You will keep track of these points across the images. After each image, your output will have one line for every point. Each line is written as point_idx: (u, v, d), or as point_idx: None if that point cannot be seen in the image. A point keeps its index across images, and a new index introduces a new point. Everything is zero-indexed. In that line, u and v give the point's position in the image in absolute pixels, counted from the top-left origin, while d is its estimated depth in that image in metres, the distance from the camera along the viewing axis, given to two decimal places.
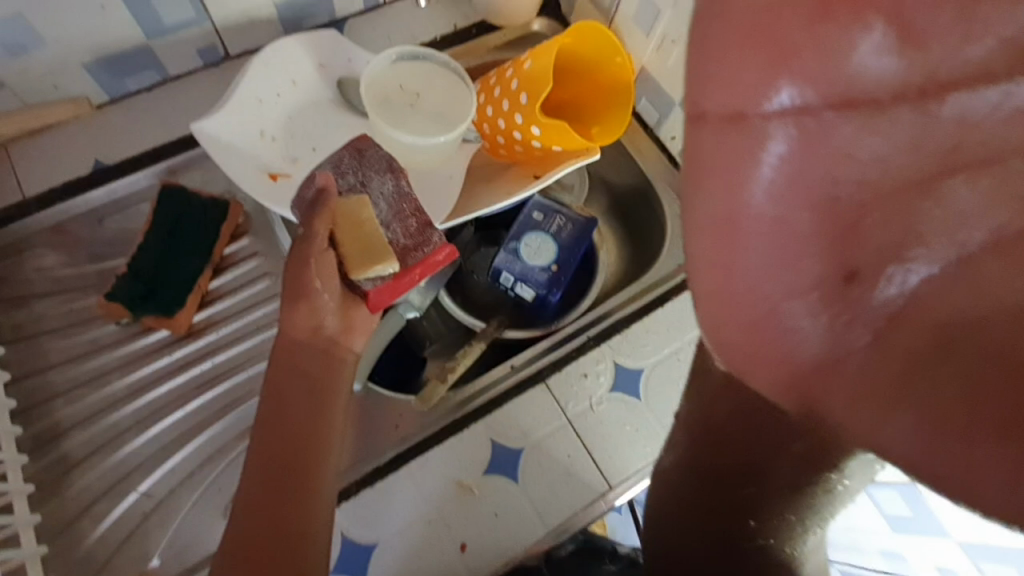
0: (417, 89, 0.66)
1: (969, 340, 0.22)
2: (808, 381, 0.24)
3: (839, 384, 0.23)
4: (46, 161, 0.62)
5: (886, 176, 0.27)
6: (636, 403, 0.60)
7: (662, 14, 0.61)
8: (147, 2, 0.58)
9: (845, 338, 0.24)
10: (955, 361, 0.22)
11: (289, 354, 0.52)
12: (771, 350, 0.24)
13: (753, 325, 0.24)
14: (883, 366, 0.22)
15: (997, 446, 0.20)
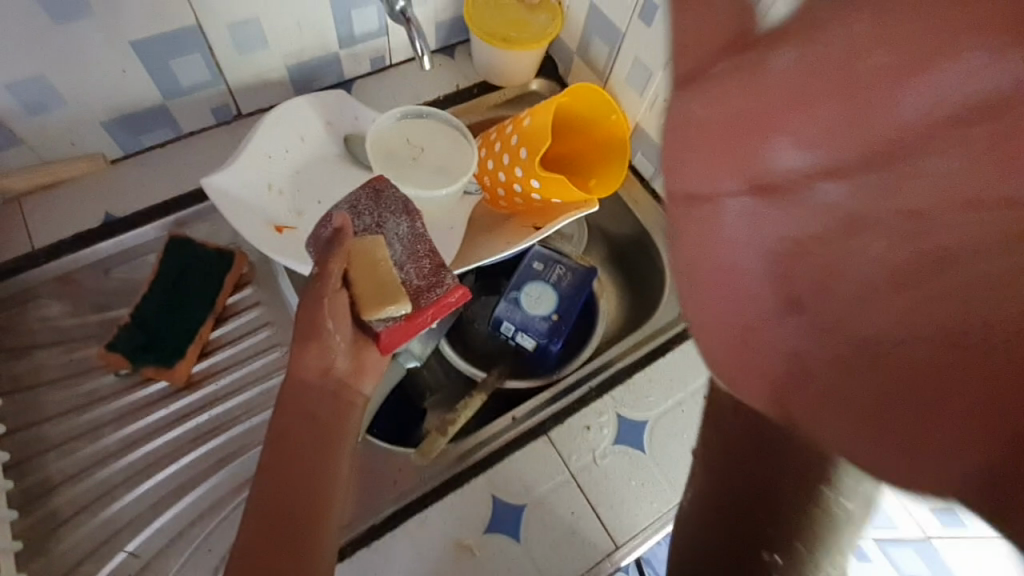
0: (421, 144, 0.69)
1: (963, 329, 0.18)
2: (784, 390, 0.23)
3: (815, 396, 0.22)
4: (58, 214, 0.63)
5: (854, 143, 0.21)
6: (641, 456, 0.59)
7: (654, 77, 0.64)
8: (166, 65, 0.61)
9: (814, 337, 0.22)
10: (933, 361, 0.19)
11: (298, 395, 0.49)
12: (748, 366, 0.25)
13: (735, 343, 0.25)
14: (852, 373, 0.21)
15: (969, 448, 0.18)
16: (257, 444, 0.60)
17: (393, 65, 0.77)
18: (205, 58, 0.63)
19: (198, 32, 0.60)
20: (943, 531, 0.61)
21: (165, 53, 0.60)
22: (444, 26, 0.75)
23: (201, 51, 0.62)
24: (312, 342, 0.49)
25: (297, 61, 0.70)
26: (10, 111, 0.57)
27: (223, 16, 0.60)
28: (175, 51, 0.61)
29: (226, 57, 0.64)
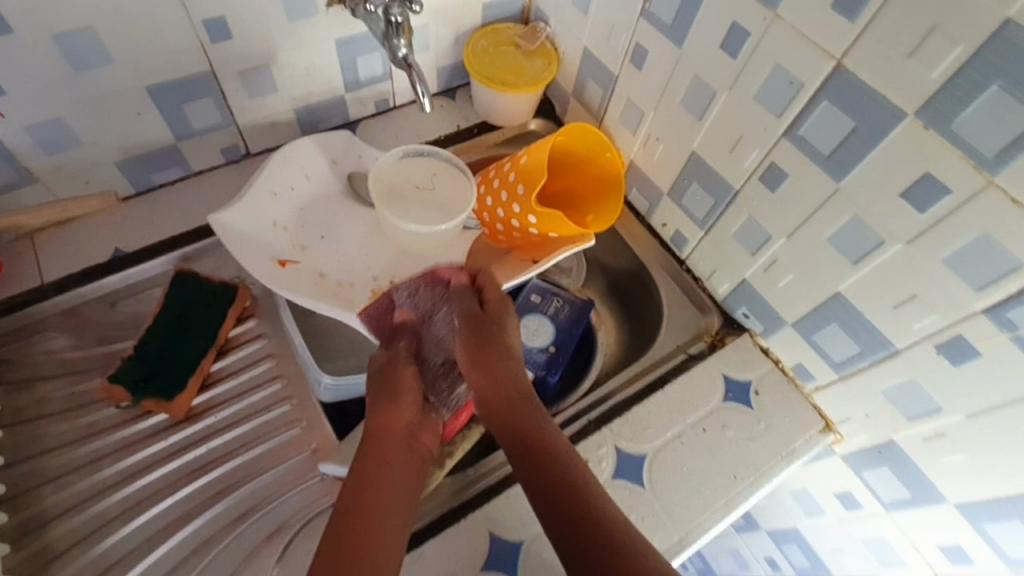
0: (429, 184, 0.71)
1: (507, 412, 0.51)
2: (506, 433, 0.50)
3: (511, 433, 0.50)
4: (68, 250, 0.65)
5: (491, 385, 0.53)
6: (640, 490, 0.57)
7: (646, 116, 0.66)
8: (180, 108, 0.64)
9: (495, 411, 0.52)
10: (496, 413, 0.52)
11: (381, 444, 0.50)
12: (500, 413, 0.51)
13: (492, 396, 0.52)
14: (490, 411, 0.52)
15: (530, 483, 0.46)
16: (255, 477, 0.60)
17: (397, 106, 0.81)
18: (218, 102, 0.66)
19: (211, 77, 0.64)
20: (951, 567, 0.61)
21: (180, 98, 0.63)
22: (446, 71, 0.79)
23: (214, 95, 0.65)
24: (396, 401, 0.54)
25: (305, 104, 0.73)
26: (26, 150, 0.59)
27: (236, 63, 0.64)
28: (190, 95, 0.64)
29: (237, 100, 0.68)
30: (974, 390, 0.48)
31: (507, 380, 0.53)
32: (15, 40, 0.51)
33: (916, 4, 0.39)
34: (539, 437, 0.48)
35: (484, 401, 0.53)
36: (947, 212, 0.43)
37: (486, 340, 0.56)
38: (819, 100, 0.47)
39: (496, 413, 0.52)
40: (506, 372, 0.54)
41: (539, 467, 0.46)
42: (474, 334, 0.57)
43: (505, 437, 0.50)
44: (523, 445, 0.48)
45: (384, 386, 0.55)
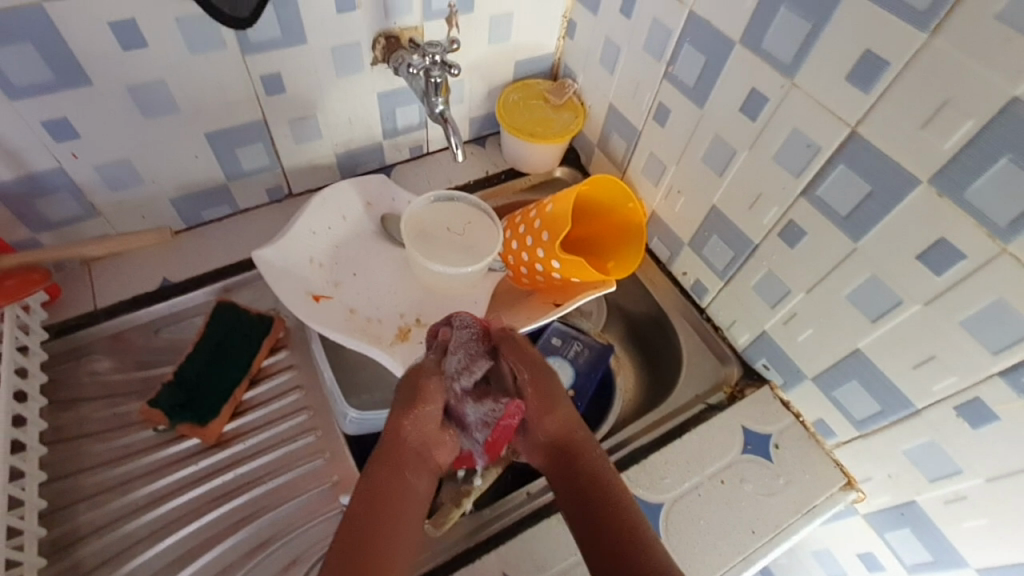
0: (461, 228, 0.74)
1: (550, 417, 0.52)
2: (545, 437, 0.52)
3: (549, 435, 0.52)
4: (120, 278, 0.70)
5: (534, 397, 0.52)
6: (655, 539, 0.57)
7: (668, 170, 0.69)
8: (234, 153, 0.70)
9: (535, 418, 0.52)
10: (542, 412, 0.52)
11: (397, 451, 0.48)
12: (545, 414, 0.52)
13: (543, 397, 0.53)
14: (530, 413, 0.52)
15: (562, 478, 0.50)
16: (278, 505, 0.61)
17: (430, 152, 0.86)
18: (266, 147, 0.72)
19: (263, 125, 0.69)
20: None
21: (234, 143, 0.69)
22: (478, 121, 0.84)
23: (264, 141, 0.71)
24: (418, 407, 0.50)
25: (346, 150, 0.78)
26: (93, 187, 0.65)
27: (286, 113, 0.69)
28: (243, 141, 0.69)
29: (284, 145, 0.73)
30: (996, 455, 0.48)
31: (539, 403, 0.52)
32: (95, 91, 0.57)
33: (926, 80, 0.41)
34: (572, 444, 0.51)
35: (532, 403, 0.52)
36: (962, 276, 0.44)
37: (527, 369, 0.54)
38: (836, 163, 0.49)
39: (532, 417, 0.52)
40: (549, 403, 0.52)
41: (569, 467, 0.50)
42: (520, 365, 0.54)
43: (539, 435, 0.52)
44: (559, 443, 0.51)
45: (406, 394, 0.51)
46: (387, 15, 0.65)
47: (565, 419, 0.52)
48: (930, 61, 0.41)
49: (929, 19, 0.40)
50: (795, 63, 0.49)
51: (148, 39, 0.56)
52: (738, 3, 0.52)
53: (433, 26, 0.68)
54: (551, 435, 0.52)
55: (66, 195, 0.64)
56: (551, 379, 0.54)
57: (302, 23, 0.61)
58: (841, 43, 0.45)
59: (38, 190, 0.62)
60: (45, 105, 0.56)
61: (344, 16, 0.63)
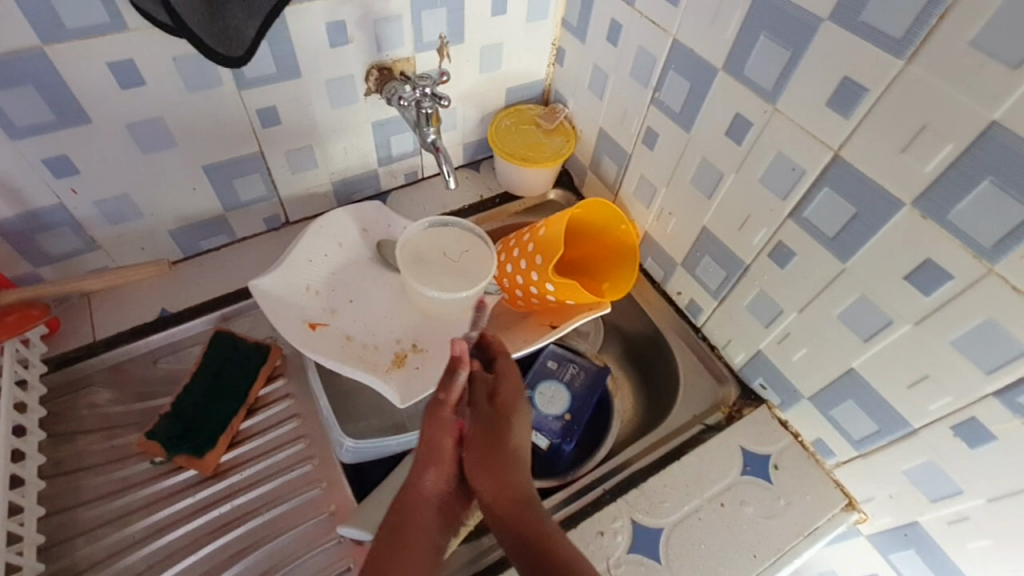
0: (457, 254, 0.74)
1: (508, 477, 0.49)
2: (504, 503, 0.48)
3: (507, 497, 0.48)
4: (120, 309, 0.71)
5: (491, 443, 0.52)
6: (656, 566, 0.56)
7: (658, 192, 0.69)
8: (232, 184, 0.71)
9: (495, 476, 0.50)
10: (497, 473, 0.50)
11: (426, 456, 0.52)
12: (502, 471, 0.50)
13: (495, 453, 0.51)
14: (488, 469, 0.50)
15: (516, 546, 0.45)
16: (275, 537, 0.61)
17: (424, 177, 0.87)
18: (263, 177, 0.73)
19: (259, 156, 0.70)
20: None
21: (232, 175, 0.70)
22: (471, 146, 0.85)
23: (260, 171, 0.72)
24: (432, 420, 0.54)
25: (342, 178, 0.79)
26: (93, 221, 0.66)
27: (282, 144, 0.70)
28: (240, 172, 0.71)
29: (281, 175, 0.74)
30: (994, 474, 0.48)
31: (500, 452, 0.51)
32: (94, 128, 0.58)
33: (905, 105, 0.42)
34: (529, 511, 0.47)
35: (490, 455, 0.51)
36: (950, 296, 0.44)
37: (501, 412, 0.55)
38: (821, 186, 0.50)
39: (493, 474, 0.50)
40: (512, 459, 0.51)
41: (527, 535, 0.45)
42: (499, 402, 0.56)
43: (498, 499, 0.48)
44: (514, 504, 0.48)
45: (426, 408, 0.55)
46: (379, 48, 0.66)
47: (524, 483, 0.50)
48: (907, 87, 0.41)
49: (905, 46, 0.40)
50: (776, 89, 0.50)
51: (145, 77, 0.57)
52: (720, 32, 0.53)
53: (425, 58, 0.70)
54: (511, 495, 0.48)
55: (66, 230, 0.65)
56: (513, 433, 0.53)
57: (297, 58, 0.63)
58: (821, 69, 0.46)
59: (38, 225, 0.63)
60: (44, 143, 0.57)
61: (337, 50, 0.64)
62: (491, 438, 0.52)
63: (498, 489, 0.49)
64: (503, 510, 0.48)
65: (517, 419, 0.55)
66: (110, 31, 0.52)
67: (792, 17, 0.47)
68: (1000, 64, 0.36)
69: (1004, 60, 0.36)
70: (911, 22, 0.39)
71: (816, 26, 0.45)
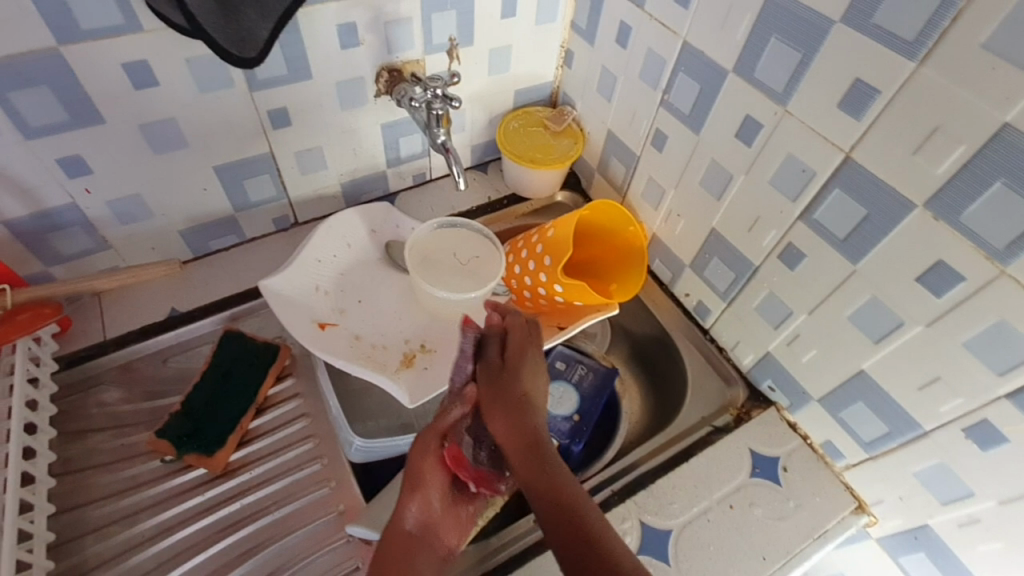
0: (472, 257, 0.74)
1: (521, 415, 0.50)
2: (520, 440, 0.49)
3: (519, 430, 0.50)
4: (131, 308, 0.71)
5: (498, 399, 0.52)
6: (665, 568, 0.56)
7: (667, 194, 0.70)
8: (242, 184, 0.72)
9: (504, 419, 0.51)
10: (509, 413, 0.51)
11: (422, 458, 0.51)
12: (511, 416, 0.51)
13: (503, 406, 0.51)
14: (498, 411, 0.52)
15: (541, 478, 0.46)
16: (283, 537, 0.61)
17: (432, 179, 0.88)
18: (274, 178, 0.73)
19: (270, 157, 0.71)
20: None
21: (242, 175, 0.71)
22: (479, 147, 0.86)
23: (271, 172, 0.72)
24: (420, 441, 0.52)
25: (351, 178, 0.80)
26: (105, 221, 0.66)
27: (293, 145, 0.71)
28: (251, 173, 0.71)
29: (291, 176, 0.75)
30: (1007, 477, 0.48)
31: (509, 412, 0.51)
32: (108, 129, 0.59)
33: (916, 107, 0.42)
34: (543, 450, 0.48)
35: (497, 403, 0.52)
36: (961, 298, 0.44)
37: (505, 361, 0.55)
38: (831, 187, 0.50)
39: (507, 422, 0.50)
40: (520, 405, 0.51)
41: (549, 474, 0.46)
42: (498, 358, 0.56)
43: (512, 441, 0.49)
44: (530, 442, 0.48)
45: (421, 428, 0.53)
46: (390, 50, 0.67)
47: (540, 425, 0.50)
48: (919, 89, 0.41)
49: (917, 49, 0.40)
50: (786, 92, 0.50)
51: (159, 78, 0.57)
52: (730, 34, 0.53)
53: (435, 59, 0.70)
54: (524, 438, 0.49)
55: (78, 229, 0.65)
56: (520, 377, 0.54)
57: (308, 60, 0.63)
58: (833, 70, 0.46)
59: (51, 225, 0.63)
60: (59, 143, 0.57)
61: (348, 52, 0.65)
62: (496, 396, 0.52)
63: (513, 430, 0.49)
64: (523, 451, 0.48)
65: (521, 364, 0.55)
66: (125, 32, 0.53)
67: (803, 19, 0.47)
68: (1011, 67, 0.36)
69: (1014, 62, 0.36)
70: (923, 25, 0.40)
71: (827, 28, 0.45)
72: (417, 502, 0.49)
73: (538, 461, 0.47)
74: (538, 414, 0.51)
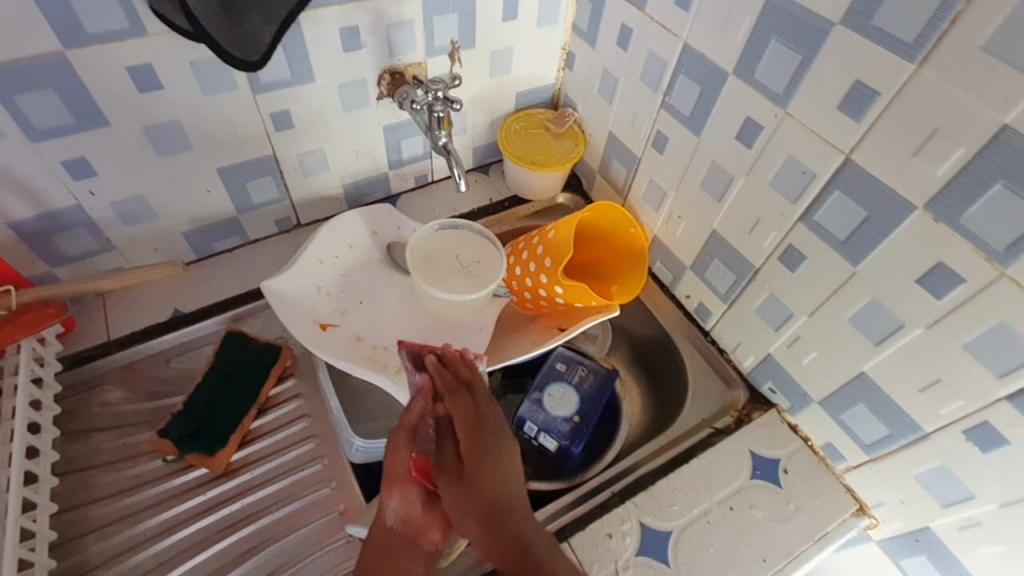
0: (474, 261, 0.73)
1: (482, 453, 0.52)
2: (482, 474, 0.51)
3: (480, 466, 0.51)
4: (134, 309, 0.72)
5: (466, 426, 0.53)
6: (664, 569, 0.56)
7: (668, 196, 0.70)
8: (245, 186, 0.72)
9: (467, 450, 0.52)
10: (473, 447, 0.52)
11: (394, 456, 0.52)
12: (475, 449, 0.52)
13: (470, 435, 0.53)
14: (463, 438, 0.52)
15: (491, 510, 0.50)
16: (283, 536, 0.61)
17: (434, 181, 0.88)
18: (276, 180, 0.74)
19: (273, 159, 0.71)
20: None
21: (245, 177, 0.71)
22: (481, 149, 0.86)
23: (273, 174, 0.73)
24: (393, 450, 0.52)
25: (353, 180, 0.80)
26: (109, 222, 0.67)
27: (295, 147, 0.71)
28: (254, 175, 0.72)
29: (293, 178, 0.75)
30: (1008, 480, 0.48)
31: (475, 442, 0.53)
32: (112, 131, 0.59)
33: (916, 109, 0.42)
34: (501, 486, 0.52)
35: (463, 430, 0.53)
36: (962, 299, 0.44)
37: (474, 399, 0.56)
38: (832, 189, 0.50)
39: (471, 455, 0.52)
40: (488, 447, 0.53)
41: (500, 509, 0.50)
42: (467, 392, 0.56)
43: (473, 476, 0.51)
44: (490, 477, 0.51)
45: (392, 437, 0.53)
46: (392, 53, 0.67)
47: (503, 466, 0.53)
48: (918, 91, 0.41)
49: (917, 51, 0.41)
50: (787, 94, 0.51)
51: (163, 81, 0.58)
52: (731, 36, 0.53)
53: (436, 62, 0.71)
54: (484, 474, 0.51)
55: (83, 231, 0.66)
56: (485, 419, 0.56)
57: (311, 63, 0.64)
58: (833, 72, 0.46)
59: (56, 226, 0.64)
60: (64, 146, 0.58)
61: (350, 55, 0.65)
62: (465, 423, 0.53)
63: (478, 465, 0.51)
64: (482, 487, 0.50)
65: (488, 413, 0.56)
66: (129, 36, 0.53)
67: (803, 22, 0.47)
68: (1011, 68, 0.36)
69: (1015, 63, 0.36)
70: (922, 27, 0.40)
71: (827, 31, 0.45)
72: (395, 498, 0.51)
73: (493, 497, 0.50)
74: (514, 520, 0.50)
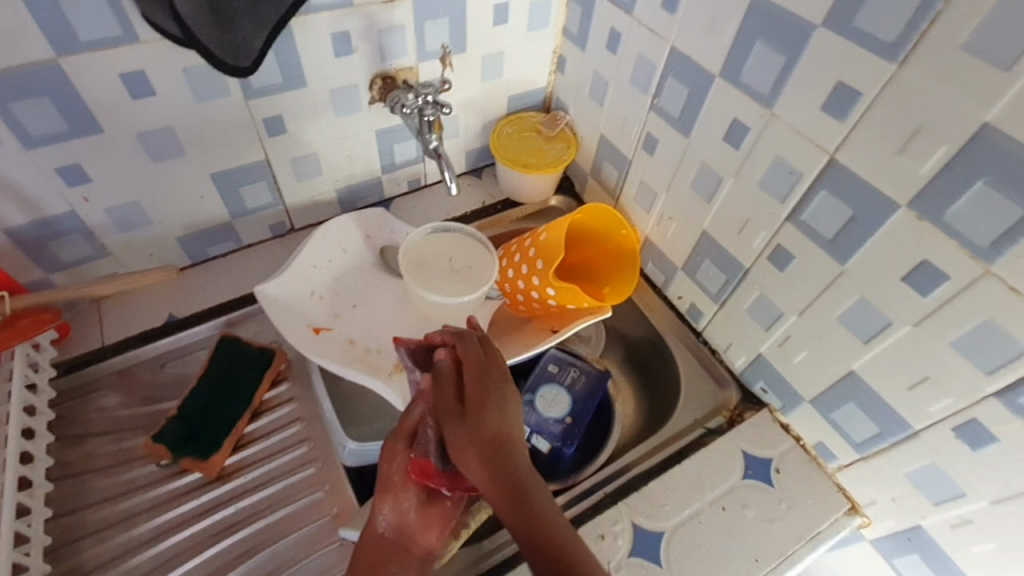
0: (468, 265, 0.73)
1: (476, 402, 0.47)
2: (473, 420, 0.46)
3: (473, 410, 0.47)
4: (129, 315, 0.72)
5: (460, 387, 0.50)
6: (657, 570, 0.56)
7: (659, 197, 0.70)
8: (238, 192, 0.73)
9: (460, 405, 0.48)
10: (467, 400, 0.48)
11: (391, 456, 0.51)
12: (469, 400, 0.48)
13: (464, 393, 0.49)
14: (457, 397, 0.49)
15: (484, 452, 0.44)
16: (277, 539, 0.62)
17: (427, 185, 0.89)
18: (269, 185, 0.74)
19: (266, 165, 0.72)
20: None
21: (239, 182, 0.72)
22: (473, 153, 0.87)
23: (267, 179, 0.73)
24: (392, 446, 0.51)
25: (346, 185, 0.81)
26: (104, 228, 0.67)
27: (288, 152, 0.72)
28: (247, 180, 0.72)
29: (286, 182, 0.75)
30: (998, 477, 0.48)
31: (469, 394, 0.48)
32: (106, 137, 0.60)
33: (898, 109, 0.42)
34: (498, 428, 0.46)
35: (458, 390, 0.49)
36: (948, 296, 0.44)
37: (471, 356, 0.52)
38: (818, 188, 0.50)
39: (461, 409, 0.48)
40: (487, 395, 0.48)
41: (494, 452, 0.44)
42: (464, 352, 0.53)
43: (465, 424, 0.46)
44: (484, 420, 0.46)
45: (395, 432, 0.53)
46: (383, 58, 0.68)
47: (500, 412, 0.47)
48: (900, 91, 0.42)
49: (898, 51, 0.41)
50: (772, 95, 0.51)
51: (156, 87, 0.58)
52: (717, 38, 0.54)
53: (428, 66, 0.71)
54: (476, 419, 0.46)
55: (78, 237, 0.66)
56: (488, 372, 0.51)
57: (302, 69, 0.64)
58: (817, 73, 0.47)
59: (51, 233, 0.64)
60: (58, 152, 0.58)
61: (342, 60, 0.66)
62: (458, 384, 0.50)
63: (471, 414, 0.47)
64: (472, 427, 0.46)
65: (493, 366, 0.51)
66: (121, 43, 0.54)
67: (787, 23, 0.48)
68: (991, 67, 0.37)
69: (995, 62, 0.36)
70: (903, 27, 0.40)
71: (811, 32, 0.46)
72: (387, 505, 0.50)
73: (486, 436, 0.45)
74: (511, 462, 0.44)
